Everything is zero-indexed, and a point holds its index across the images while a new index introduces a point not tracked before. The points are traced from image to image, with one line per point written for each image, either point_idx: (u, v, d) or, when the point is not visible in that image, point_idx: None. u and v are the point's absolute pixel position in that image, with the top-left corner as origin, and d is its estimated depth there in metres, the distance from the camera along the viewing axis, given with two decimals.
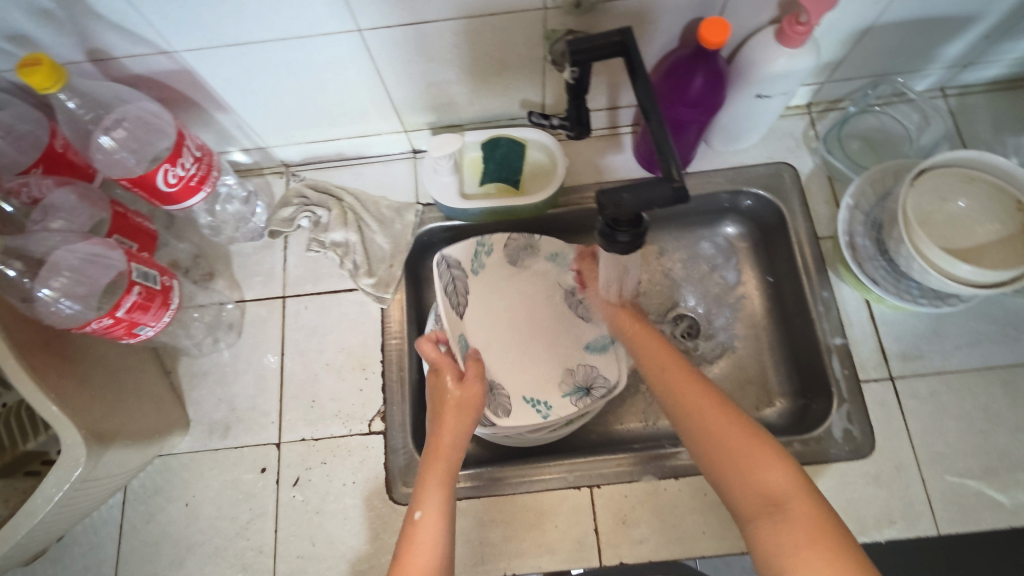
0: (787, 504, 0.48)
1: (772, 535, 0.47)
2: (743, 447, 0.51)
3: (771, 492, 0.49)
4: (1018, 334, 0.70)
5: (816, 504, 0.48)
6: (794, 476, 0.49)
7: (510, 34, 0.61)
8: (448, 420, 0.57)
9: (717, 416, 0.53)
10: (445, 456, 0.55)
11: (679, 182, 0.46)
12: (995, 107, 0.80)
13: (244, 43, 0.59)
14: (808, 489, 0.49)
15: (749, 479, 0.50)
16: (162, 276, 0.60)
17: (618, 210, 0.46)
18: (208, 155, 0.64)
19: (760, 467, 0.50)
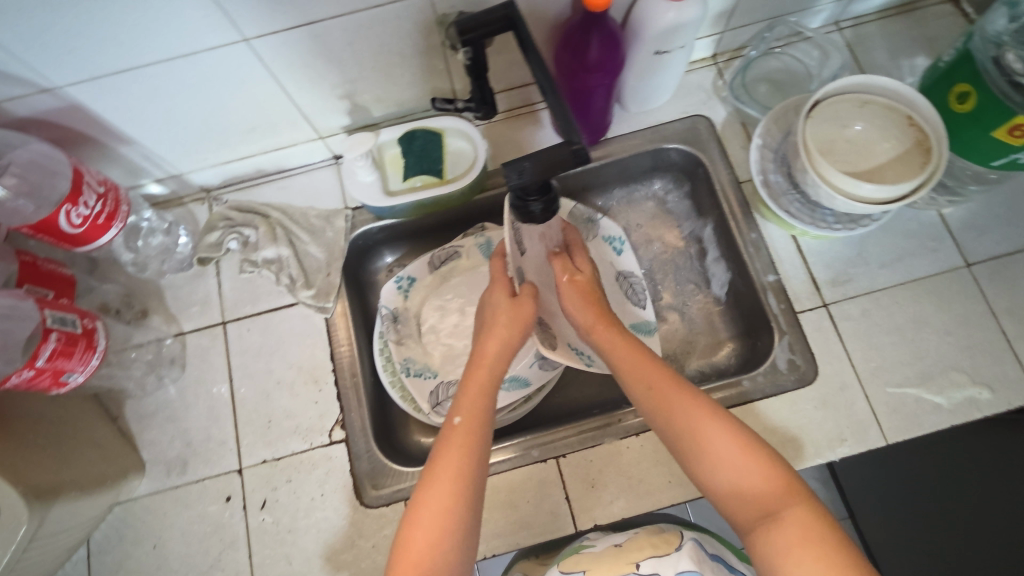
0: (783, 512, 0.44)
1: (770, 546, 0.44)
2: (732, 454, 0.48)
3: (765, 498, 0.45)
4: (935, 245, 0.73)
5: (814, 509, 0.44)
6: (789, 479, 0.46)
7: (401, 23, 0.61)
8: (500, 332, 0.59)
9: (705, 422, 0.49)
10: (489, 362, 0.58)
11: (577, 143, 0.48)
12: (888, 33, 0.83)
13: (129, 69, 0.57)
14: (809, 495, 0.45)
15: (742, 486, 0.47)
16: (83, 319, 0.59)
17: (524, 180, 0.48)
18: (112, 189, 0.62)
19: (756, 479, 0.46)
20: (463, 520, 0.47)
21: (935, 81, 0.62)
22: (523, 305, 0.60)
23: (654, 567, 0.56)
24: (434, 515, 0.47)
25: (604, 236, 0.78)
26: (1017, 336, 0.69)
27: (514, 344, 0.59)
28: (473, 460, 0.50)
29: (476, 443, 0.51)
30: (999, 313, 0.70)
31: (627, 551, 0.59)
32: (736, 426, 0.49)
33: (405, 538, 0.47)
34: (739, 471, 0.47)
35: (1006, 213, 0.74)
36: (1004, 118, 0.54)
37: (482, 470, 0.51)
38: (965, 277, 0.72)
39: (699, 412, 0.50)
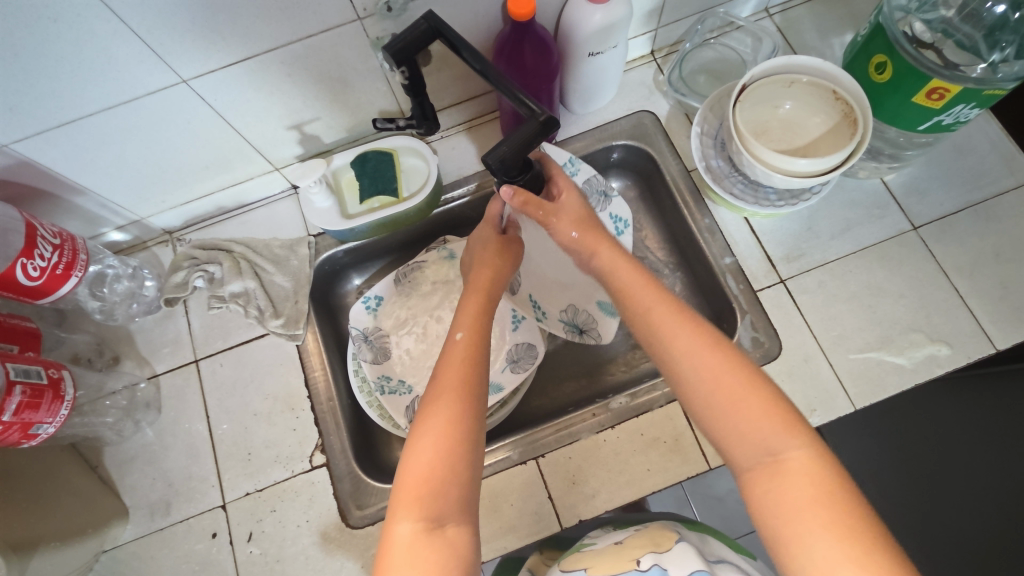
0: (787, 457, 0.44)
1: (771, 491, 0.43)
2: (741, 393, 0.46)
3: (771, 442, 0.45)
4: (881, 212, 0.75)
5: (820, 456, 0.44)
6: (795, 423, 0.45)
7: (337, 50, 0.63)
8: (492, 262, 0.64)
9: (710, 362, 0.48)
10: (487, 286, 0.61)
11: (543, 113, 0.50)
12: (817, 14, 0.85)
13: (73, 120, 0.59)
14: (816, 443, 0.44)
15: (750, 426, 0.45)
16: (48, 370, 0.59)
17: (503, 165, 0.50)
18: (69, 240, 0.63)
19: (765, 422, 0.45)
20: (470, 434, 0.49)
21: (854, 56, 0.65)
22: (511, 242, 0.67)
23: (655, 559, 0.53)
24: (442, 432, 0.48)
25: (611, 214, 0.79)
26: (968, 291, 0.71)
27: (506, 274, 0.64)
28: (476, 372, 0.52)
29: (478, 359, 0.53)
30: (949, 270, 0.72)
31: (629, 547, 0.57)
32: (745, 368, 0.48)
33: (409, 460, 0.48)
34: (748, 414, 0.46)
35: (946, 174, 0.76)
36: (922, 83, 0.57)
37: (484, 385, 0.52)
38: (913, 240, 0.74)
39: (707, 351, 0.49)
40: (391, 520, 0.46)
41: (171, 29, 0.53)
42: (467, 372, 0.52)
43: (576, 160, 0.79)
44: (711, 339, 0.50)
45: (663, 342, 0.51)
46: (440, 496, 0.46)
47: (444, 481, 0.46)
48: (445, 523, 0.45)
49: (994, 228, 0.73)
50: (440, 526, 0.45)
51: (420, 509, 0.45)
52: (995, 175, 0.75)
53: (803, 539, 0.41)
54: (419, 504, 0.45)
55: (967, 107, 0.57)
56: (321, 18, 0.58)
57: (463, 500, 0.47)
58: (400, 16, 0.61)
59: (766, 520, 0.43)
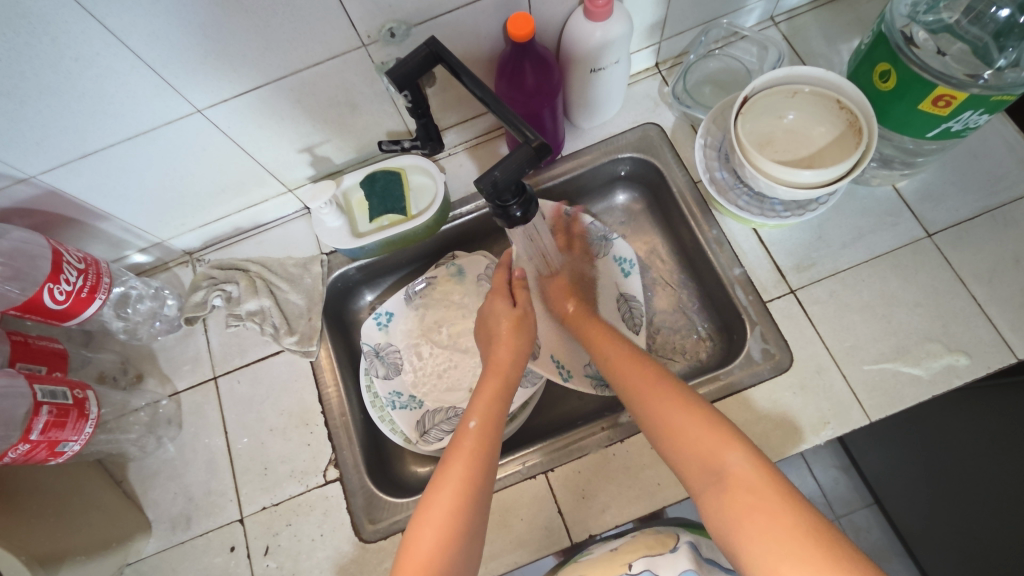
0: (729, 467, 0.49)
1: (722, 505, 0.48)
2: (685, 424, 0.53)
3: (714, 457, 0.50)
4: (893, 219, 0.74)
5: (756, 464, 0.49)
6: (731, 435, 0.51)
7: (344, 75, 0.65)
8: (509, 340, 0.67)
9: (658, 400, 0.56)
10: (504, 369, 0.64)
11: (537, 140, 0.51)
12: (823, 21, 0.85)
13: (96, 151, 0.62)
14: (753, 451, 0.50)
15: (699, 448, 0.51)
16: (74, 390, 0.62)
17: (497, 189, 0.51)
18: (93, 264, 0.66)
19: (711, 442, 0.51)
20: (466, 531, 0.51)
21: (858, 65, 0.64)
22: (524, 313, 0.69)
23: (648, 564, 0.59)
24: (446, 517, 0.51)
25: (616, 257, 0.82)
26: (987, 299, 0.69)
27: (524, 350, 0.67)
28: (484, 456, 0.55)
29: (488, 443, 0.56)
30: (966, 278, 0.70)
31: (623, 552, 0.61)
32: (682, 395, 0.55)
33: (412, 540, 0.50)
34: (694, 434, 0.52)
35: (961, 179, 0.75)
36: (926, 89, 0.56)
37: (492, 469, 0.55)
38: (927, 247, 0.72)
39: (653, 389, 0.57)
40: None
41: (185, 63, 0.56)
42: (471, 467, 0.54)
43: (571, 211, 0.82)
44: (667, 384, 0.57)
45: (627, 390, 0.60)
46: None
47: (447, 564, 0.49)
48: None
49: (1013, 234, 0.71)
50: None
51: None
52: (1013, 179, 0.74)
53: (754, 544, 0.45)
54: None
55: (975, 113, 0.56)
56: (327, 46, 0.60)
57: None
58: (403, 41, 0.62)
59: (723, 529, 0.48)
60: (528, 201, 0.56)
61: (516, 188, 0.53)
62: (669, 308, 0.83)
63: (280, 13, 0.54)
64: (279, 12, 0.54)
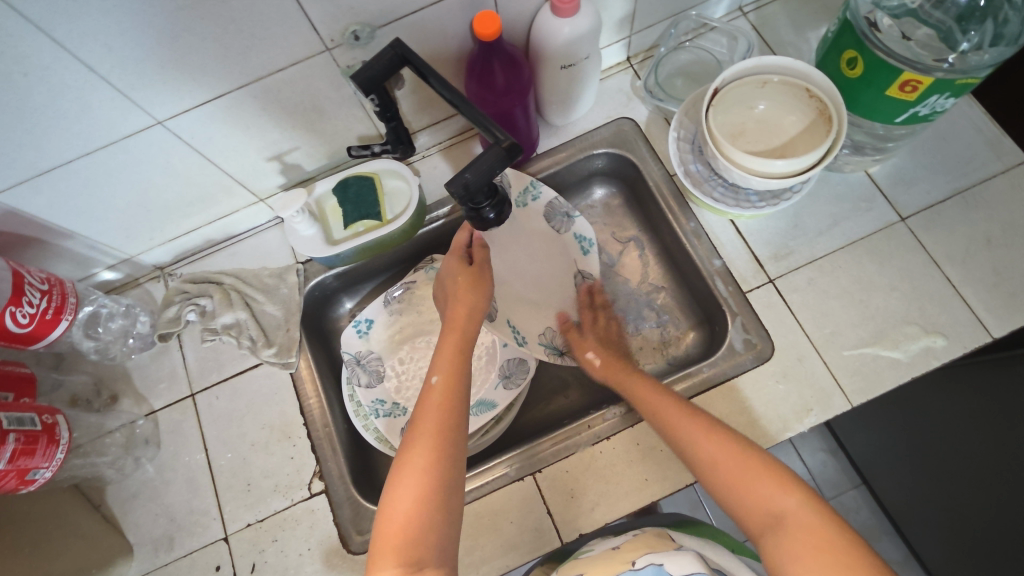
0: (792, 517, 0.48)
1: (779, 548, 0.47)
2: (746, 477, 0.51)
3: (776, 507, 0.49)
4: (867, 205, 0.75)
5: (820, 513, 0.48)
6: (791, 484, 0.50)
7: (309, 79, 0.63)
8: (465, 297, 0.66)
9: (712, 443, 0.54)
10: (461, 325, 0.64)
11: (507, 140, 0.50)
12: (791, 9, 0.85)
13: (54, 168, 0.60)
14: (812, 496, 0.49)
15: (755, 499, 0.50)
16: (42, 415, 0.60)
17: (468, 192, 0.50)
18: (57, 284, 0.64)
19: (766, 488, 0.50)
20: (442, 492, 0.51)
21: (826, 53, 0.64)
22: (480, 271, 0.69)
23: (651, 560, 0.55)
24: (417, 480, 0.50)
25: (575, 234, 0.80)
26: (961, 280, 0.70)
27: (482, 307, 0.67)
28: (455, 414, 0.55)
29: (454, 399, 0.56)
30: (940, 260, 0.71)
31: (624, 551, 0.59)
32: (740, 444, 0.54)
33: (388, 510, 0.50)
34: (758, 486, 0.50)
35: (932, 162, 0.75)
36: (892, 76, 0.56)
37: (463, 426, 0.55)
38: (901, 231, 0.73)
39: (709, 433, 0.55)
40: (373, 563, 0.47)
41: (142, 74, 0.54)
42: (438, 427, 0.54)
43: (538, 183, 0.78)
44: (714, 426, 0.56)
45: (681, 436, 0.57)
46: (416, 551, 0.47)
47: (419, 530, 0.48)
48: (424, 565, 0.47)
49: (984, 215, 0.72)
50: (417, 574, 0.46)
51: (400, 555, 0.47)
52: (981, 160, 0.75)
53: None
54: (400, 549, 0.47)
55: (941, 98, 0.56)
56: (290, 52, 0.59)
57: (441, 545, 0.49)
58: (368, 44, 0.61)
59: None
60: (500, 202, 0.55)
61: (488, 190, 0.52)
62: (650, 302, 0.83)
63: (238, 20, 0.53)
64: (237, 18, 0.53)
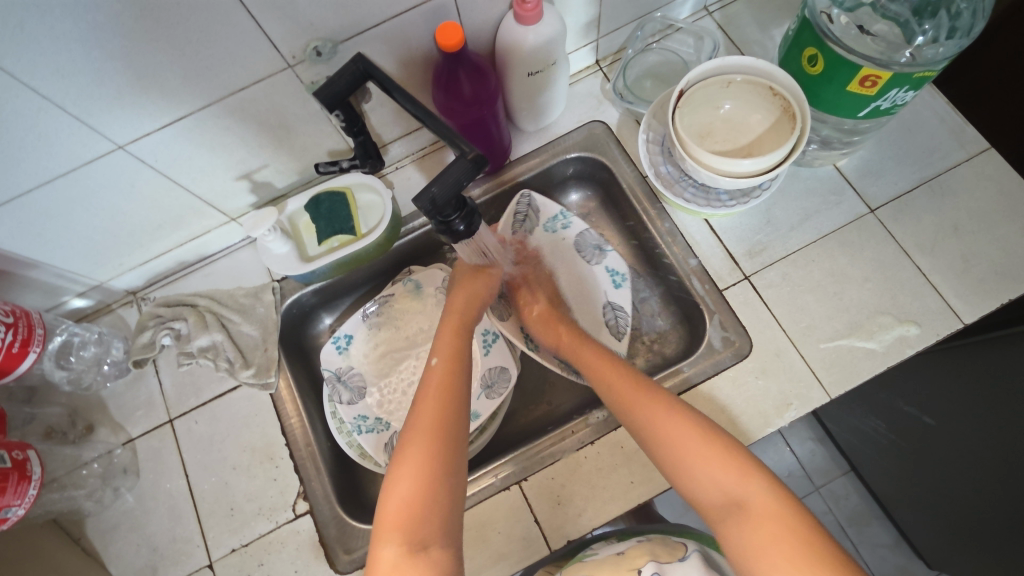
0: (750, 500, 0.49)
1: (739, 532, 0.49)
2: (706, 462, 0.52)
3: (734, 491, 0.50)
4: (837, 197, 0.76)
5: (779, 497, 0.49)
6: (753, 469, 0.51)
7: (274, 97, 0.62)
8: (468, 289, 0.72)
9: (671, 423, 0.55)
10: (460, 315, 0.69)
11: (473, 152, 0.50)
12: (755, 7, 0.86)
13: (14, 198, 0.59)
14: (767, 478, 0.50)
15: (715, 478, 0.51)
16: (12, 451, 0.59)
17: (436, 206, 0.50)
18: (23, 316, 0.63)
19: (727, 468, 0.51)
20: (446, 462, 0.52)
21: (788, 51, 0.65)
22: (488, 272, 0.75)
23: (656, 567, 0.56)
24: (417, 463, 0.51)
25: (607, 267, 0.81)
26: (931, 268, 0.71)
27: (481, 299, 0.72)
28: (456, 396, 0.57)
29: (453, 381, 0.58)
30: (910, 249, 0.72)
31: (629, 557, 0.60)
32: (701, 429, 0.54)
33: (390, 495, 0.50)
34: (716, 467, 0.51)
35: (898, 153, 0.76)
36: (852, 72, 0.57)
37: (462, 408, 0.56)
38: (871, 223, 0.74)
39: (670, 418, 0.56)
40: (375, 546, 0.48)
41: (98, 99, 0.53)
42: (440, 411, 0.55)
43: (568, 213, 0.82)
44: (676, 407, 0.57)
45: (639, 413, 0.58)
46: (420, 520, 0.49)
47: (421, 503, 0.49)
48: (428, 546, 0.48)
49: (950, 203, 0.73)
50: (421, 547, 0.47)
51: (402, 534, 0.48)
52: (945, 149, 0.76)
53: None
54: (403, 530, 0.48)
55: (901, 91, 0.57)
56: (251, 70, 0.58)
57: (445, 524, 0.50)
58: (331, 59, 0.61)
59: (741, 558, 0.48)
60: (470, 213, 0.55)
61: (456, 202, 0.52)
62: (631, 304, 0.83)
63: (195, 42, 0.52)
64: (192, 40, 0.52)
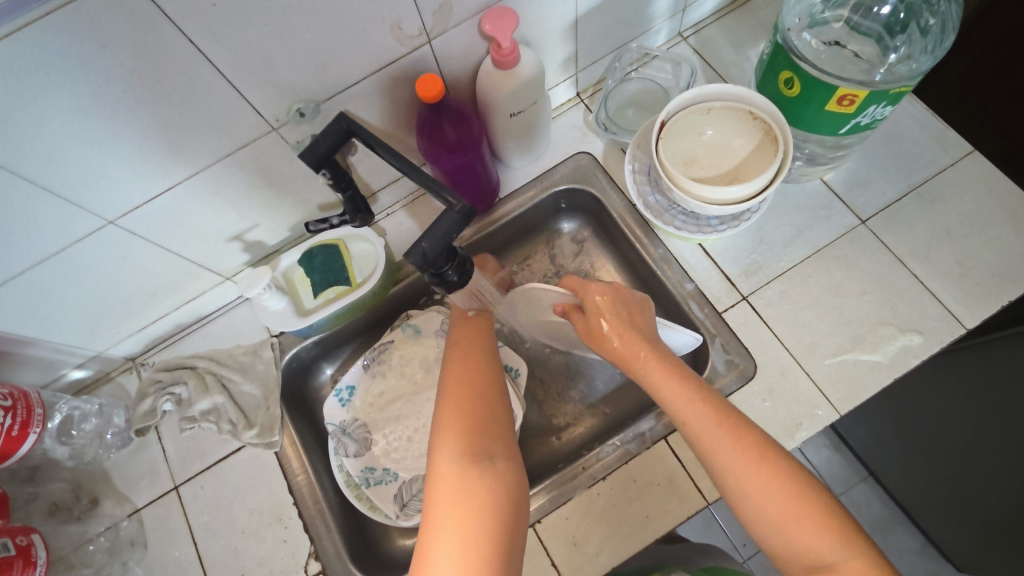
0: (843, 563, 0.46)
1: None
2: (795, 520, 0.48)
3: (823, 549, 0.47)
4: (827, 211, 0.76)
5: (873, 560, 0.46)
6: (846, 528, 0.48)
7: (261, 158, 0.63)
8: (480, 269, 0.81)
9: (753, 467, 0.51)
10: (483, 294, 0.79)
11: (460, 203, 0.50)
12: (729, 29, 0.87)
13: (8, 279, 0.59)
14: (857, 541, 0.47)
15: (798, 532, 0.48)
16: (17, 538, 0.58)
17: (427, 260, 0.50)
18: (21, 398, 0.63)
19: (813, 524, 0.48)
20: (492, 391, 0.60)
21: (764, 75, 0.66)
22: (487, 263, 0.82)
23: None
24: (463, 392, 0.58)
25: None
26: (928, 275, 0.71)
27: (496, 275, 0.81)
28: (486, 353, 0.66)
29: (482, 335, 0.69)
30: (905, 257, 0.72)
31: None
32: (792, 482, 0.50)
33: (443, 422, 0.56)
34: (801, 522, 0.48)
35: (883, 163, 0.77)
36: (829, 92, 0.58)
37: (492, 355, 0.66)
38: (863, 234, 0.74)
39: (757, 468, 0.51)
40: (437, 457, 0.53)
41: (86, 178, 0.54)
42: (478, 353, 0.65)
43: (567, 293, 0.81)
44: (759, 442, 0.52)
45: (708, 446, 0.53)
46: (480, 428, 0.55)
47: (478, 416, 0.56)
48: (486, 457, 0.53)
49: (939, 208, 0.73)
50: (480, 452, 0.53)
51: (462, 443, 0.53)
52: (929, 155, 0.76)
53: None
54: (462, 440, 0.53)
55: (879, 107, 0.57)
56: (237, 136, 0.58)
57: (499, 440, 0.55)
58: (314, 118, 0.61)
59: None
60: (461, 265, 0.56)
61: (447, 251, 0.52)
62: None
63: (180, 115, 0.53)
64: (176, 114, 0.53)
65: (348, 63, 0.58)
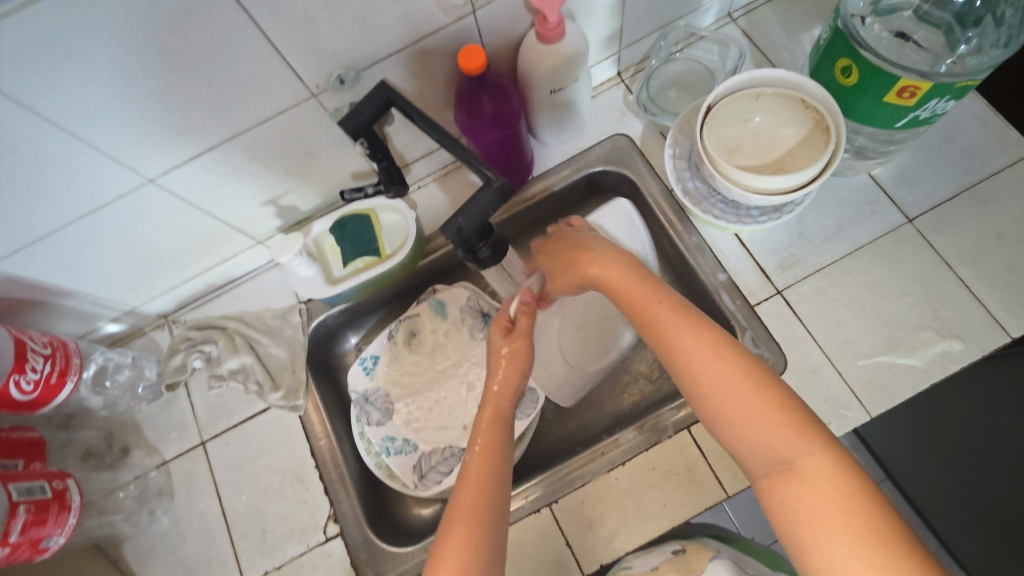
0: (802, 462, 0.43)
1: (790, 498, 0.43)
2: (755, 420, 0.45)
3: (783, 449, 0.44)
4: (873, 208, 0.73)
5: (837, 459, 0.43)
6: (812, 427, 0.44)
7: (299, 123, 0.63)
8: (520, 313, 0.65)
9: (715, 368, 0.48)
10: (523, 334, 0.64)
11: (499, 180, 0.49)
12: (781, 12, 0.83)
13: (47, 233, 0.60)
14: (827, 442, 0.44)
15: (763, 438, 0.45)
16: (53, 482, 0.61)
17: (463, 237, 0.49)
18: (60, 347, 0.64)
19: (781, 425, 0.45)
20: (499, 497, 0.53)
21: (819, 61, 0.63)
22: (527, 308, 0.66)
23: None
24: (476, 481, 0.53)
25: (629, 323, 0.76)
26: (974, 280, 0.68)
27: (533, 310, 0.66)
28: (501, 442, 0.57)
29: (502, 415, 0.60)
30: (951, 260, 0.69)
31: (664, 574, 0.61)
32: (753, 379, 0.47)
33: (456, 516, 0.51)
34: (763, 426, 0.45)
35: (936, 160, 0.74)
36: (889, 83, 0.55)
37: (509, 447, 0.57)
38: (910, 233, 0.71)
39: (721, 372, 0.48)
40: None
41: (128, 136, 0.54)
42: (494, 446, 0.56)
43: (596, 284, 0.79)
44: (723, 345, 0.49)
45: (670, 350, 0.51)
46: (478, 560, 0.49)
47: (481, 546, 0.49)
48: None
49: (993, 211, 0.70)
50: None
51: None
52: (987, 154, 0.73)
53: (828, 549, 0.40)
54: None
55: (942, 100, 0.55)
56: (276, 101, 0.58)
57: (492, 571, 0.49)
58: (354, 86, 0.61)
59: (791, 532, 0.43)
60: (495, 243, 0.55)
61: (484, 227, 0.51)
62: None
63: (223, 77, 0.53)
64: (219, 77, 0.53)
65: (390, 30, 0.57)
